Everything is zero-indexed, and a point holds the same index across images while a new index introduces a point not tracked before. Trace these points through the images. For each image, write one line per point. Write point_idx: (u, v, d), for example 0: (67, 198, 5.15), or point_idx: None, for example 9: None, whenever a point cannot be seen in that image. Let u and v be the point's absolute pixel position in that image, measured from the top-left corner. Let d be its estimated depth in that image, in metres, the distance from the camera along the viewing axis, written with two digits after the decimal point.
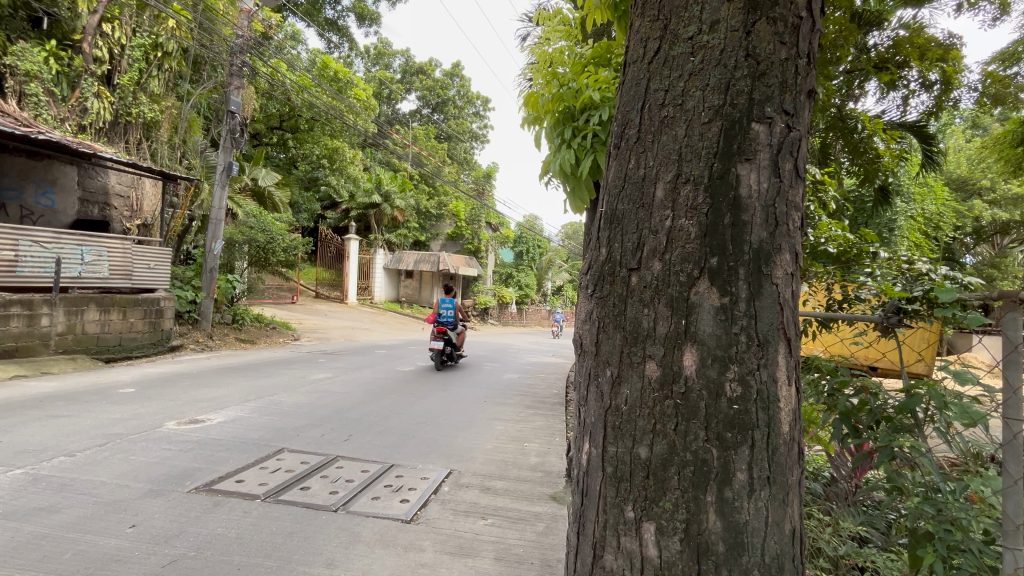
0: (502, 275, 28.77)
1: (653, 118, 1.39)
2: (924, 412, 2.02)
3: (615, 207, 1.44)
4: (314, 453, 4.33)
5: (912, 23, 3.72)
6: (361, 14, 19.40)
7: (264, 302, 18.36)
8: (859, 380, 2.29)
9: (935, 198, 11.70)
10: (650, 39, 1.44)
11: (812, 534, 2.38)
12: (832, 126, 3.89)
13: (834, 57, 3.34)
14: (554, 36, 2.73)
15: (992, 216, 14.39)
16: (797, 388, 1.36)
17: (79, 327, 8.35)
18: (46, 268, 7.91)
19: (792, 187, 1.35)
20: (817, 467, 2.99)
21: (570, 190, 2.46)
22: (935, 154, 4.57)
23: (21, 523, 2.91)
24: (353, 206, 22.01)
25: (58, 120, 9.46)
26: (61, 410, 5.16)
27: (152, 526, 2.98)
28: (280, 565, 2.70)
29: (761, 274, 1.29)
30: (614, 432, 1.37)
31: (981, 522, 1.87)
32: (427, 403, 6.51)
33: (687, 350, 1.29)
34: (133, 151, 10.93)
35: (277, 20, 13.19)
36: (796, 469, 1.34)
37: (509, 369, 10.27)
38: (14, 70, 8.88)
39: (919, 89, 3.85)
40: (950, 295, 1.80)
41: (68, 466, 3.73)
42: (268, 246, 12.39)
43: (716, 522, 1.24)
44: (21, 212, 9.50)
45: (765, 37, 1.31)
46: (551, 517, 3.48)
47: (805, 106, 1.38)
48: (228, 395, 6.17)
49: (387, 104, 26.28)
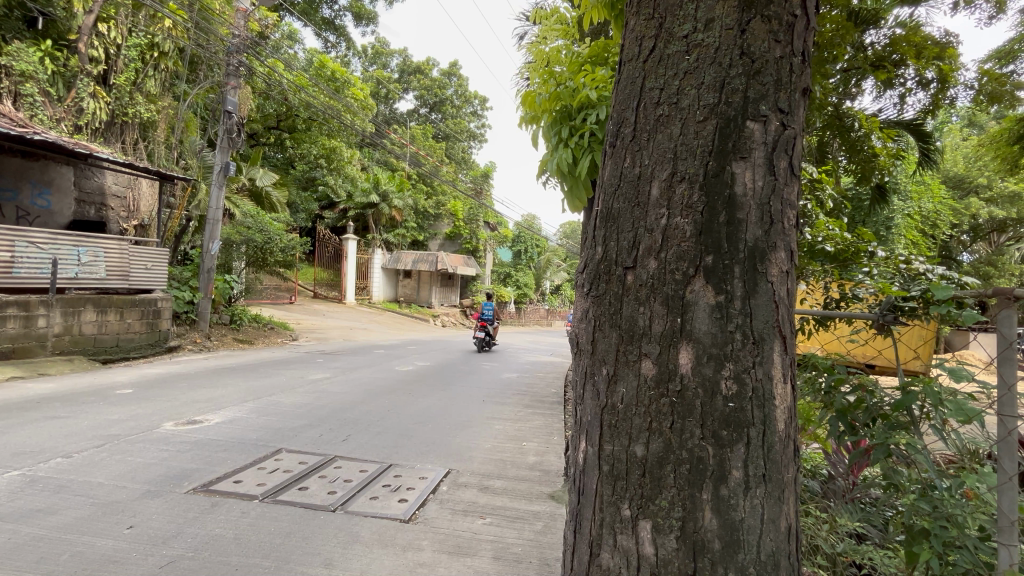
0: (501, 275, 28.79)
1: (648, 116, 1.40)
2: (919, 409, 2.04)
3: (610, 206, 1.44)
4: (313, 454, 4.33)
5: (909, 21, 3.71)
6: (358, 14, 19.39)
7: (262, 303, 18.36)
8: (856, 378, 2.29)
9: (932, 196, 11.74)
10: (645, 38, 1.44)
11: (809, 531, 2.39)
12: (829, 124, 3.89)
13: (831, 56, 3.35)
14: (551, 35, 2.73)
15: (988, 214, 14.46)
16: (793, 387, 1.36)
17: (76, 328, 8.33)
18: (42, 269, 7.89)
19: (788, 185, 1.36)
20: (815, 465, 2.99)
21: (568, 189, 2.48)
22: (931, 154, 4.58)
23: (18, 525, 2.90)
24: (351, 206, 21.97)
25: (54, 120, 9.43)
26: (58, 412, 5.15)
27: (150, 527, 2.98)
28: (277, 566, 2.69)
29: (756, 273, 1.29)
30: (610, 430, 1.37)
31: (976, 518, 1.86)
32: (425, 403, 6.50)
33: (683, 348, 1.29)
34: (130, 151, 10.89)
35: (273, 20, 13.16)
36: (793, 466, 1.35)
37: (508, 369, 10.29)
38: (9, 70, 8.85)
39: (916, 88, 3.85)
40: (945, 291, 1.81)
41: (65, 467, 3.72)
42: (266, 246, 12.41)
43: (712, 521, 1.24)
44: (17, 212, 9.46)
45: (760, 36, 1.31)
46: (549, 516, 3.49)
47: (800, 104, 1.38)
48: (227, 395, 6.17)
49: (385, 104, 26.26)
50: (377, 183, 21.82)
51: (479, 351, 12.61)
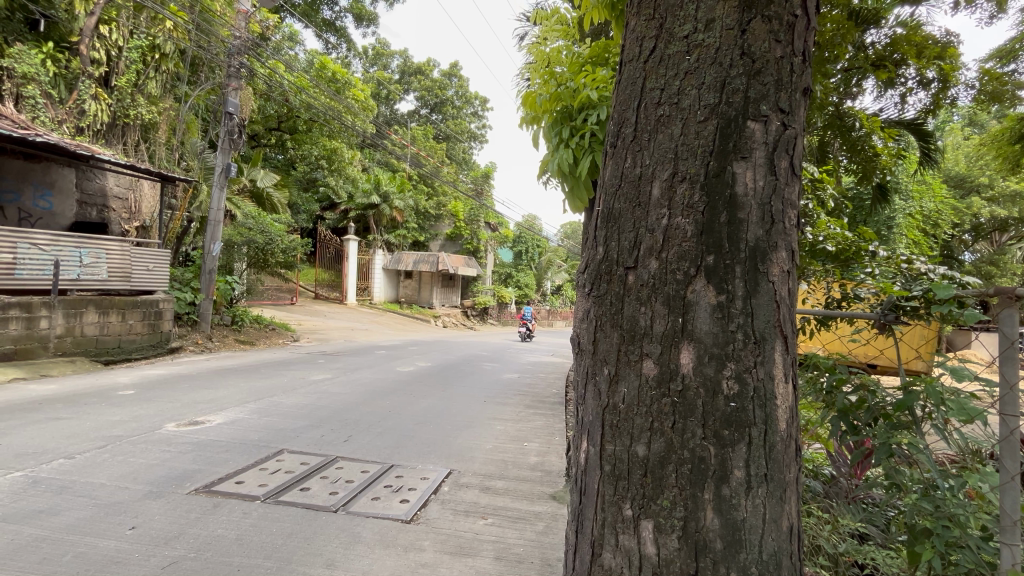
0: (501, 275, 28.74)
1: (648, 117, 1.40)
2: (921, 409, 2.02)
3: (612, 205, 1.44)
4: (314, 454, 4.34)
5: (909, 21, 3.71)
6: (359, 15, 19.40)
7: (263, 303, 18.43)
8: (857, 377, 2.27)
9: (933, 195, 11.79)
10: (645, 39, 1.44)
11: (811, 531, 2.39)
12: (829, 124, 3.88)
13: (831, 56, 3.35)
14: (552, 36, 2.73)
15: (990, 213, 14.40)
16: (794, 386, 1.37)
17: (78, 329, 8.34)
18: (44, 270, 7.91)
19: (788, 185, 1.36)
20: (816, 464, 2.96)
21: (569, 189, 2.48)
22: (933, 153, 4.55)
23: (21, 526, 2.91)
24: (352, 207, 21.96)
25: (56, 122, 9.46)
26: (61, 413, 5.17)
27: (152, 528, 2.98)
28: (279, 566, 2.70)
29: (757, 273, 1.30)
30: (612, 430, 1.37)
31: (978, 519, 1.87)
32: (426, 403, 6.51)
33: (684, 348, 1.30)
34: (131, 153, 10.92)
35: (274, 21, 13.19)
36: (794, 466, 1.35)
37: (509, 369, 10.31)
38: (11, 73, 8.88)
39: (917, 87, 3.85)
40: (946, 292, 1.80)
41: (68, 468, 3.73)
42: (267, 247, 12.40)
43: (713, 520, 1.25)
44: (20, 215, 9.49)
45: (760, 36, 1.32)
46: (550, 516, 3.49)
47: (801, 104, 1.38)
48: (229, 396, 6.20)
49: (386, 104, 26.30)
50: (378, 183, 21.83)
51: (521, 340, 17.81)
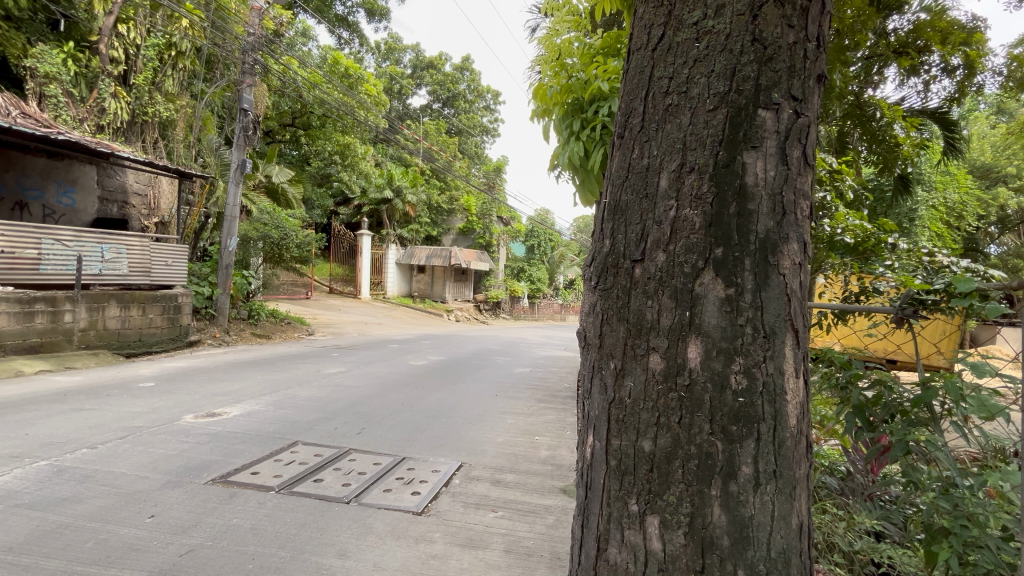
0: (515, 269, 28.48)
1: (656, 107, 1.37)
2: (940, 405, 1.95)
3: (618, 198, 1.42)
4: (327, 446, 4.37)
5: (934, 5, 3.57)
6: (371, 10, 19.42)
7: (279, 298, 18.65)
8: (874, 373, 2.22)
9: (958, 186, 11.49)
10: (654, 26, 1.41)
11: (825, 528, 2.35)
12: (848, 114, 3.77)
13: (852, 43, 3.30)
14: (563, 28, 2.69)
15: (1018, 205, 13.94)
16: (806, 381, 1.34)
17: (101, 323, 8.50)
18: (68, 265, 8.08)
19: (801, 175, 1.33)
20: (832, 461, 2.89)
21: (580, 181, 2.53)
22: (959, 143, 4.41)
23: (46, 513, 2.98)
24: (366, 202, 22.05)
25: (77, 120, 9.64)
26: (83, 404, 5.29)
27: (170, 517, 3.03)
28: (293, 555, 2.73)
29: (768, 265, 1.27)
30: (618, 425, 1.35)
31: (998, 518, 1.81)
32: (439, 397, 6.52)
33: (692, 342, 1.27)
34: (150, 150, 11.10)
35: (287, 17, 13.27)
36: (805, 462, 1.33)
37: (521, 363, 10.31)
38: (34, 72, 9.12)
39: (941, 74, 3.73)
40: (969, 285, 1.74)
41: (90, 458, 3.81)
42: (282, 242, 12.50)
43: (721, 516, 1.23)
44: (44, 211, 9.78)
45: (773, 21, 1.28)
46: (560, 510, 3.48)
47: (814, 92, 1.34)
48: (246, 388, 6.31)
49: (399, 99, 26.47)
50: (391, 178, 21.89)
51: None
